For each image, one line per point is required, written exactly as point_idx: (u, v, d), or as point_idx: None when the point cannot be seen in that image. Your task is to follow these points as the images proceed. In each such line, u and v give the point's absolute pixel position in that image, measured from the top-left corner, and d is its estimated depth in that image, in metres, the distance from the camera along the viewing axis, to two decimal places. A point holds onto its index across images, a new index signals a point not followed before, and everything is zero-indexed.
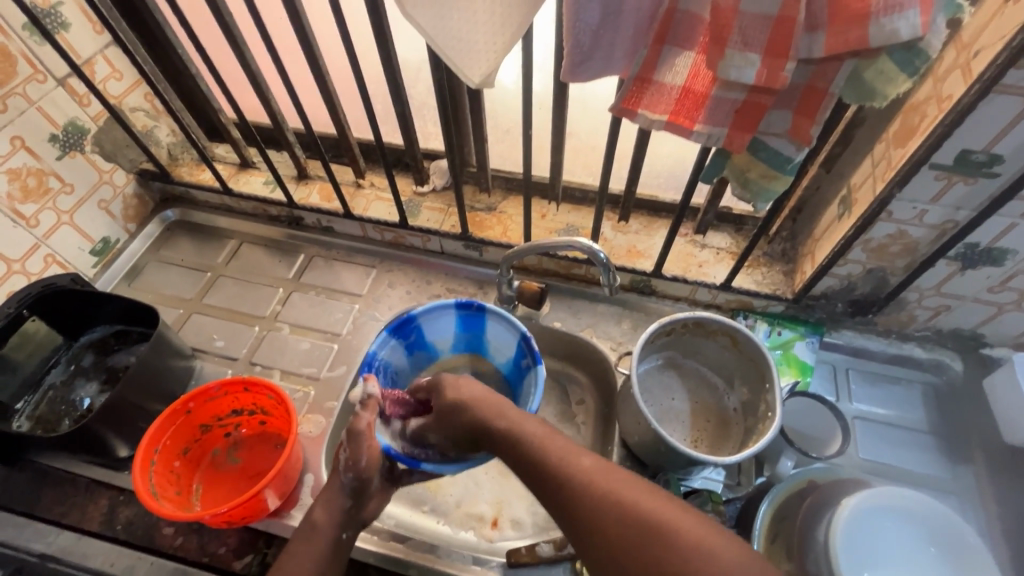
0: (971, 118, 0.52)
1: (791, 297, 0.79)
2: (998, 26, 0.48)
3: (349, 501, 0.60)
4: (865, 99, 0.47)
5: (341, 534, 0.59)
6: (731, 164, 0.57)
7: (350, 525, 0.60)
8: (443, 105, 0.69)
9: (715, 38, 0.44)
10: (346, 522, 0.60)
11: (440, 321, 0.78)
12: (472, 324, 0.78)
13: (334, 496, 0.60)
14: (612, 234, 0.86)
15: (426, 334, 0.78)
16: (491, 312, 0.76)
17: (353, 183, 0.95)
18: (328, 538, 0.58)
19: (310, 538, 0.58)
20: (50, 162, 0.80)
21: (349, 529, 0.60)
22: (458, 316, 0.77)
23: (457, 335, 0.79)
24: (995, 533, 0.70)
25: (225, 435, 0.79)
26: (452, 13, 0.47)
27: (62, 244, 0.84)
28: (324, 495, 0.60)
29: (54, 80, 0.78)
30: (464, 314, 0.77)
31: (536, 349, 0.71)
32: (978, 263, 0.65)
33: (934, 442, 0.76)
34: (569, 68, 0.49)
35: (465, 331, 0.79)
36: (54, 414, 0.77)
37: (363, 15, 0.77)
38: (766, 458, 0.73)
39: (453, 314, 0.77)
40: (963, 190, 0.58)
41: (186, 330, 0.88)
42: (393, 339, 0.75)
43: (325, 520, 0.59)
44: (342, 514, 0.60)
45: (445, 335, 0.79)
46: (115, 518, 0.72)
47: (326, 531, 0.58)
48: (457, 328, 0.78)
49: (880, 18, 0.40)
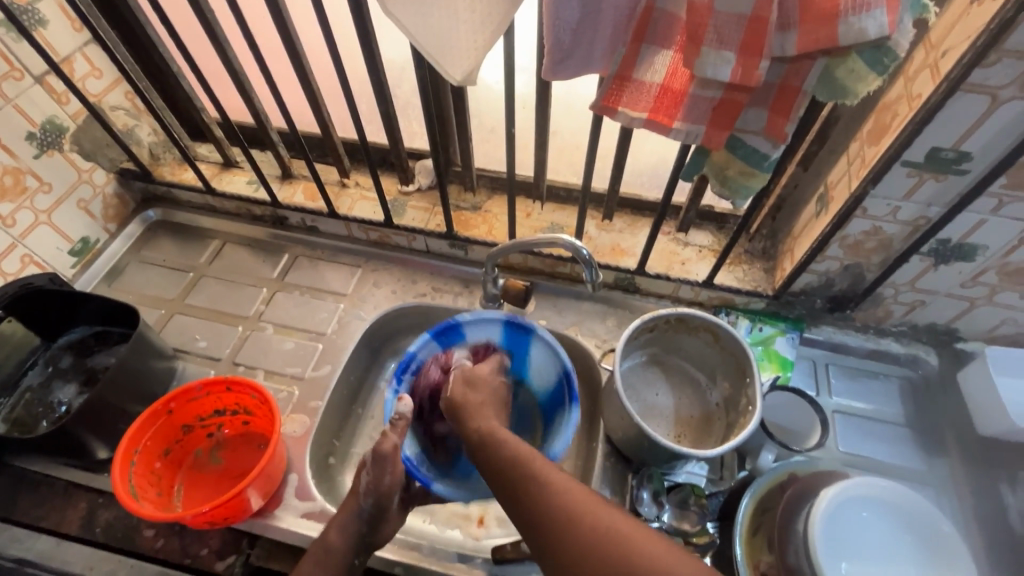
0: (940, 116, 0.54)
1: (771, 293, 0.81)
2: (963, 28, 0.49)
3: (364, 524, 0.62)
4: (837, 97, 0.48)
5: (354, 558, 0.61)
6: (709, 162, 0.59)
7: (362, 551, 0.62)
8: (427, 104, 0.69)
9: (691, 37, 0.45)
10: (359, 547, 0.62)
11: (484, 331, 0.78)
12: (516, 342, 0.78)
13: (349, 521, 0.62)
14: (596, 233, 0.87)
15: (466, 340, 0.78)
16: (539, 336, 0.76)
17: (338, 183, 0.95)
18: (340, 562, 0.60)
19: (321, 561, 0.60)
20: (27, 161, 0.79)
21: (361, 554, 0.62)
22: (505, 329, 0.78)
23: (500, 347, 0.79)
24: (969, 522, 0.72)
25: (207, 436, 0.78)
26: (431, 9, 0.47)
27: (40, 244, 0.83)
28: (337, 518, 0.62)
29: (32, 78, 0.77)
30: (512, 330, 0.77)
31: (576, 390, 0.72)
32: (950, 258, 0.66)
33: (911, 434, 0.77)
34: (550, 66, 0.50)
35: (506, 347, 0.79)
36: (31, 416, 0.76)
37: (344, 14, 0.77)
38: (748, 452, 0.74)
39: (501, 327, 0.78)
40: (935, 187, 0.60)
41: (168, 330, 0.88)
42: (435, 341, 0.76)
43: (338, 542, 0.61)
44: (355, 538, 0.62)
45: (485, 347, 0.79)
46: (95, 521, 0.71)
47: (338, 556, 0.61)
48: (502, 340, 0.78)
49: (848, 17, 0.41)
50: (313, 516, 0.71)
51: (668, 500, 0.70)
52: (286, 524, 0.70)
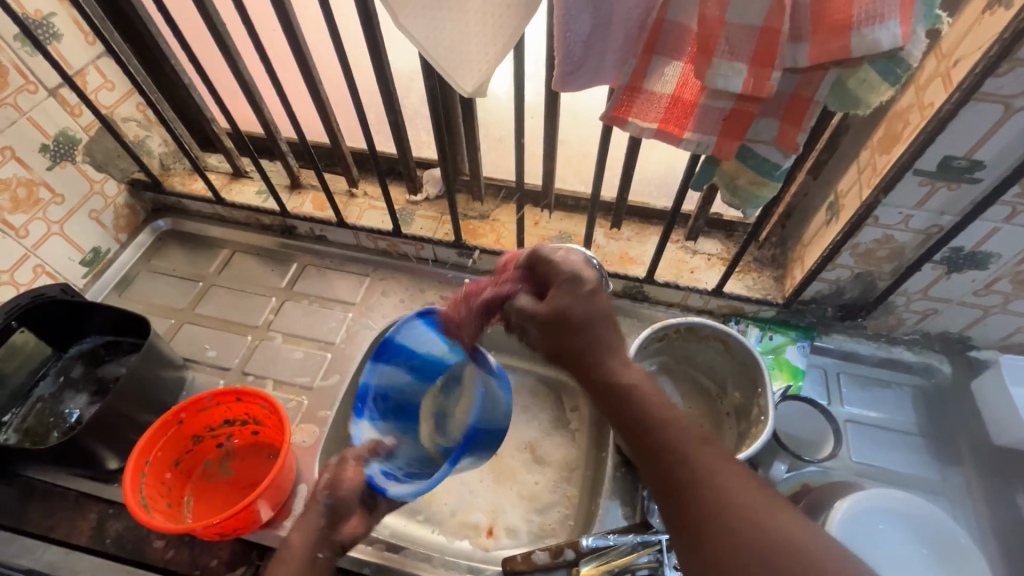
0: (952, 125, 0.53)
1: (781, 301, 0.80)
2: (975, 37, 0.49)
3: (322, 518, 0.58)
4: (849, 107, 0.48)
5: (317, 553, 0.57)
6: (719, 171, 0.58)
7: (325, 544, 0.58)
8: (437, 115, 0.70)
9: (703, 49, 0.45)
10: (321, 541, 0.58)
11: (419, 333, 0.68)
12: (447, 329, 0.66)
13: (309, 518, 0.58)
14: (604, 241, 0.87)
15: (412, 348, 0.68)
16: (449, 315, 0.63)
17: (347, 192, 0.95)
18: (303, 557, 0.56)
19: (284, 559, 0.56)
20: (41, 172, 0.80)
21: (324, 548, 0.57)
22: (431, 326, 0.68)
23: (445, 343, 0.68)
24: (986, 533, 0.71)
25: (216, 446, 0.78)
26: (443, 20, 0.47)
27: (52, 254, 0.84)
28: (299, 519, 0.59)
29: (46, 91, 0.77)
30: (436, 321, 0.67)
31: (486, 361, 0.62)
32: (963, 266, 0.66)
33: (924, 443, 0.76)
34: (560, 77, 0.50)
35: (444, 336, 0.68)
36: (42, 427, 0.76)
37: (355, 27, 0.78)
38: (759, 462, 0.70)
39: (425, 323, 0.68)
40: (947, 196, 0.60)
41: (178, 340, 0.88)
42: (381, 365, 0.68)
43: (299, 541, 0.57)
44: (315, 533, 0.58)
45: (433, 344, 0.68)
46: (105, 532, 0.71)
47: (301, 552, 0.56)
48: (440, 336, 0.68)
49: (861, 28, 0.41)
50: None
51: None
52: None
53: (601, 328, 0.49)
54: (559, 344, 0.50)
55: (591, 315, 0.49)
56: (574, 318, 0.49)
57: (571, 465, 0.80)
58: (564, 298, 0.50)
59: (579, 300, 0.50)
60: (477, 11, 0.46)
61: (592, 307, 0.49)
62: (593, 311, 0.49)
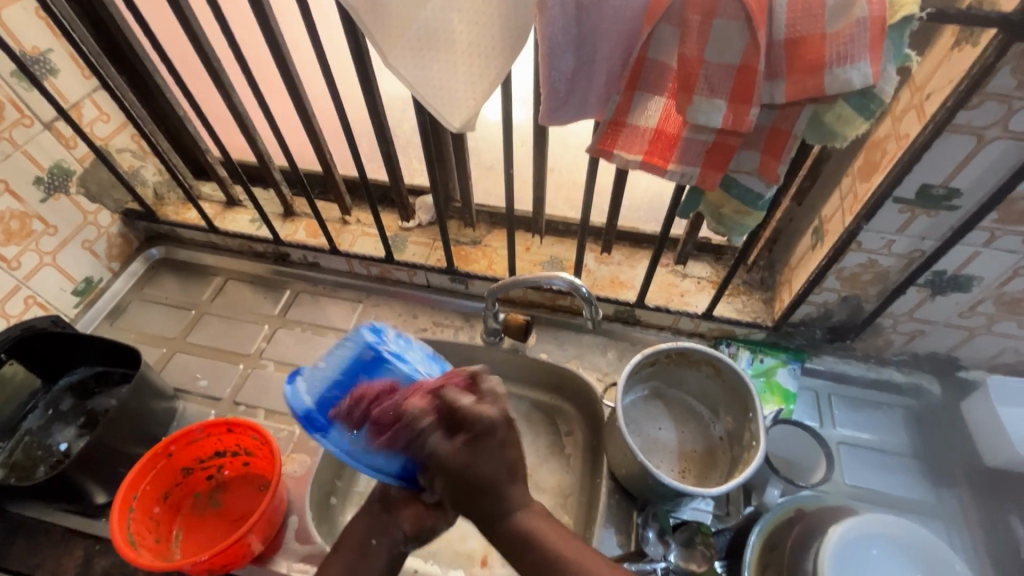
0: (929, 154, 0.55)
1: (770, 324, 0.81)
2: (945, 72, 0.51)
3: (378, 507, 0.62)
4: (827, 140, 0.49)
5: (370, 539, 0.61)
6: (705, 201, 0.59)
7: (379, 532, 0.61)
8: (427, 146, 0.71)
9: (683, 85, 0.47)
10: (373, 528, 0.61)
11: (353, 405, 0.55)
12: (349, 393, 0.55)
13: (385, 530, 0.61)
14: (595, 265, 0.88)
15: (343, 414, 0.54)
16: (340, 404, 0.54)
17: (339, 220, 0.96)
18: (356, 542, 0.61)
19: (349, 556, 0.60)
20: (34, 205, 0.80)
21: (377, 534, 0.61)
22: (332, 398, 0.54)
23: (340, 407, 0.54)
24: (982, 557, 0.71)
25: (207, 478, 0.77)
26: (431, 58, 0.49)
27: (44, 285, 0.84)
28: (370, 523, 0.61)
29: (41, 124, 0.78)
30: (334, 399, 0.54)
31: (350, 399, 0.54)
32: (947, 289, 0.67)
33: (917, 465, 0.76)
34: (546, 111, 0.51)
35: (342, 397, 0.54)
36: (29, 461, 0.75)
37: (346, 64, 0.81)
38: (753, 488, 0.72)
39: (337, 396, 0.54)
40: (927, 222, 0.61)
41: (169, 370, 0.88)
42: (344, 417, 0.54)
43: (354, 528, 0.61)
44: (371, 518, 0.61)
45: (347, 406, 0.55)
46: (91, 569, 0.69)
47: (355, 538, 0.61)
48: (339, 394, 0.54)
49: (833, 68, 0.43)
50: (312, 559, 0.70)
51: (674, 539, 0.68)
52: (286, 569, 0.69)
53: (509, 488, 0.50)
54: (469, 502, 0.50)
55: (494, 475, 0.50)
56: (481, 474, 0.50)
57: (565, 492, 0.80)
58: (480, 452, 0.50)
59: (492, 457, 0.50)
60: (464, 51, 0.48)
61: (509, 457, 0.51)
62: (491, 459, 0.50)
